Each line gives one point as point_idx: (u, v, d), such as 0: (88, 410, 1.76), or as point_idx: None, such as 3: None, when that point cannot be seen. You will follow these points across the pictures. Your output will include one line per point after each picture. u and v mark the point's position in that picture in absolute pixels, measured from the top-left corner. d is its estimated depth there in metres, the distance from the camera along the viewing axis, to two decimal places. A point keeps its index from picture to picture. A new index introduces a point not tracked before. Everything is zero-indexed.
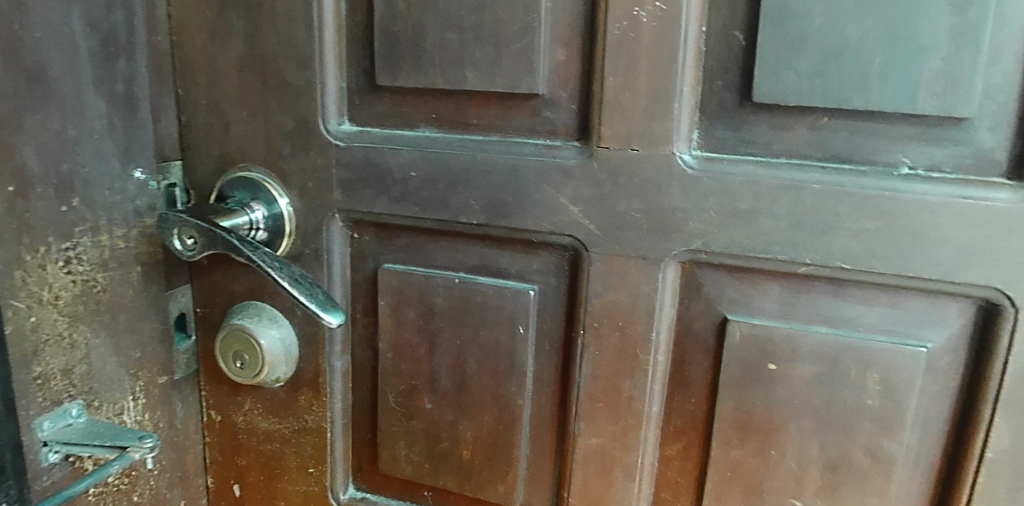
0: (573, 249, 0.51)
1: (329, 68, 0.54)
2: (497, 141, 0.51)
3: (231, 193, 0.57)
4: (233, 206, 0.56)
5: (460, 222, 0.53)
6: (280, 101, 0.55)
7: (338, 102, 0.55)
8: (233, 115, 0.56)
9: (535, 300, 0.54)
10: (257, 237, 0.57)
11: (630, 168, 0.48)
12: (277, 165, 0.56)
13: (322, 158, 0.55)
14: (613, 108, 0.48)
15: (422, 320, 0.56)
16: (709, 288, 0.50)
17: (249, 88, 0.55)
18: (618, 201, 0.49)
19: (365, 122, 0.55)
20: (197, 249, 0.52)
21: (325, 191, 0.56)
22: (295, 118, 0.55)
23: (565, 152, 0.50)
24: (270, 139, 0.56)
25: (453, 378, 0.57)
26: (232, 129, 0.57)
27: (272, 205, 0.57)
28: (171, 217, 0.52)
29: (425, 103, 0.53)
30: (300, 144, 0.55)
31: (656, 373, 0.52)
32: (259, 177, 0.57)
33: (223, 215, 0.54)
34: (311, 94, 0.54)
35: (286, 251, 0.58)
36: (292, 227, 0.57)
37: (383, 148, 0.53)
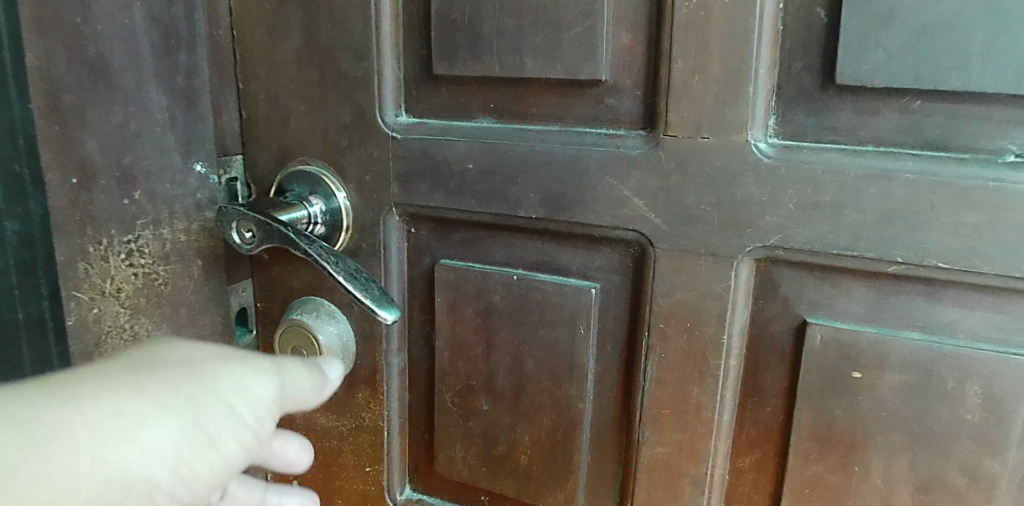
0: (638, 245, 0.48)
1: (385, 58, 0.53)
2: (557, 131, 0.49)
3: (289, 186, 0.57)
4: (292, 200, 0.55)
5: (518, 216, 0.51)
6: (337, 93, 0.54)
7: (395, 94, 0.54)
8: (292, 108, 0.56)
9: (596, 298, 0.51)
10: (314, 232, 0.56)
11: (699, 157, 0.45)
12: (334, 159, 0.55)
13: (379, 151, 0.54)
14: (680, 94, 0.45)
15: (479, 318, 0.54)
16: (786, 288, 0.46)
17: (307, 81, 0.55)
18: (687, 193, 0.46)
19: (423, 114, 0.54)
20: (255, 242, 0.52)
21: (382, 185, 0.54)
22: (352, 110, 0.54)
23: (629, 141, 0.47)
24: (328, 132, 0.55)
25: (511, 379, 0.55)
26: (290, 123, 0.56)
27: (329, 200, 0.56)
28: (231, 211, 0.52)
29: (483, 93, 0.51)
30: (357, 137, 0.54)
31: (728, 379, 0.48)
32: (318, 171, 0.56)
33: (280, 208, 0.54)
34: (368, 85, 0.53)
35: (343, 247, 0.57)
36: (349, 223, 0.56)
37: (440, 140, 0.52)
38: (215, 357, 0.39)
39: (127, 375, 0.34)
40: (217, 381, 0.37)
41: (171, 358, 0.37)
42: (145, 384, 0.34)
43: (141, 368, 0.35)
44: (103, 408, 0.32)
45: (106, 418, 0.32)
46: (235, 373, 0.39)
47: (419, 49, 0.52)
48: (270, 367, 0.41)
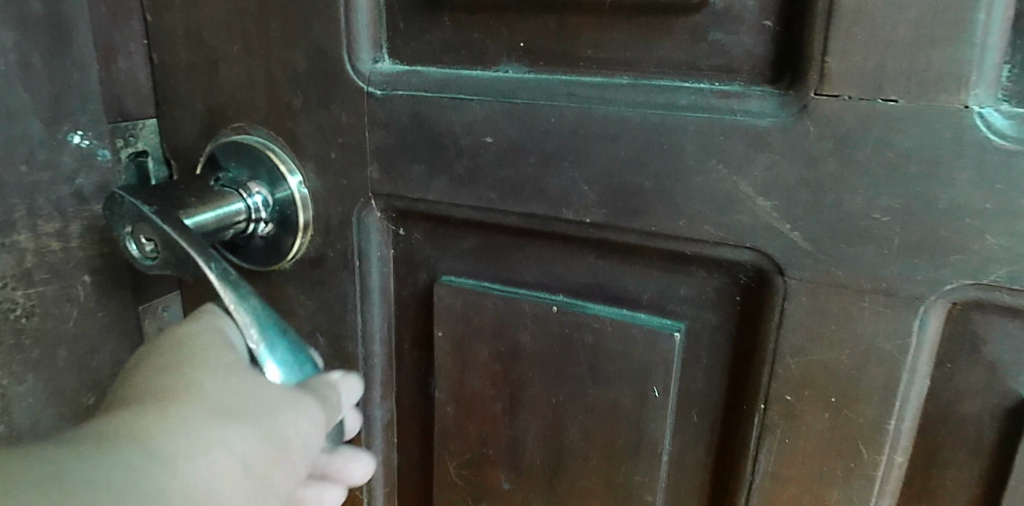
0: (756, 270, 0.30)
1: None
2: (629, 87, 0.31)
3: (221, 163, 0.38)
4: (224, 186, 0.37)
5: (562, 219, 0.33)
6: (283, 25, 0.36)
7: (373, 27, 0.35)
8: (219, 50, 0.38)
9: (681, 347, 0.33)
10: (257, 231, 0.38)
11: (875, 133, 0.27)
12: (283, 125, 0.37)
13: (348, 116, 0.36)
14: (847, 24, 0.26)
15: (499, 364, 0.37)
16: (999, 348, 0.28)
17: (238, 7, 0.36)
18: (849, 193, 0.27)
19: (415, 59, 0.35)
20: (159, 259, 0.33)
21: (354, 166, 0.36)
22: (307, 51, 0.36)
23: (752, 103, 0.29)
24: (272, 86, 0.37)
25: (545, 452, 0.37)
26: (218, 72, 0.38)
27: (279, 184, 0.38)
28: (125, 205, 0.33)
29: (509, 25, 0.33)
30: (315, 93, 0.36)
31: (886, 483, 0.31)
32: (261, 143, 0.38)
33: (200, 199, 0.35)
34: (328, 13, 0.35)
35: (300, 255, 0.39)
36: (307, 220, 0.38)
37: (440, 99, 0.34)
38: (242, 367, 0.30)
39: (186, 409, 0.27)
40: (273, 414, 0.29)
41: (212, 366, 0.30)
42: (203, 414, 0.27)
43: (186, 389, 0.28)
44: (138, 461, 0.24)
45: (178, 455, 0.25)
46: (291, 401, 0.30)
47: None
48: (296, 390, 0.31)
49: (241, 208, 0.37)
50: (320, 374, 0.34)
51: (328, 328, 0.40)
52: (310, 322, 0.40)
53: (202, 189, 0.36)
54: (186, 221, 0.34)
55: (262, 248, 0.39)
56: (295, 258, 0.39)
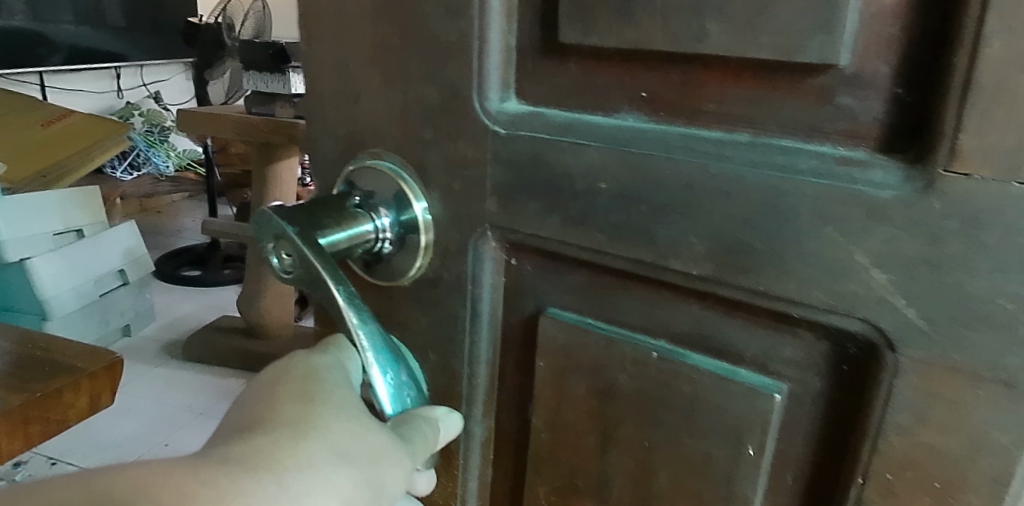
0: (865, 341, 0.29)
1: (491, 13, 0.36)
2: (747, 144, 0.31)
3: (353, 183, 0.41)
4: (357, 205, 0.40)
5: (669, 269, 0.33)
6: (423, 62, 0.38)
7: (504, 67, 0.37)
8: (362, 81, 0.41)
9: (781, 408, 0.33)
10: (382, 250, 0.41)
11: (1008, 218, 0.25)
12: (414, 152, 0.40)
13: (473, 151, 0.38)
14: (985, 101, 0.25)
15: (596, 399, 0.38)
16: None
17: (384, 44, 0.40)
18: (973, 276, 0.26)
19: (542, 99, 0.37)
20: (296, 275, 0.37)
21: (475, 197, 0.39)
22: (441, 88, 0.38)
23: (875, 173, 0.28)
24: (408, 117, 0.40)
25: (633, 492, 0.38)
26: (360, 101, 0.42)
27: (405, 207, 0.40)
28: (272, 226, 0.36)
29: (632, 75, 0.34)
30: (445, 127, 0.38)
31: None
32: (392, 169, 0.41)
33: (336, 217, 0.38)
34: (465, 53, 0.37)
35: (419, 272, 0.42)
36: (427, 241, 0.41)
37: (561, 141, 0.35)
38: (356, 407, 0.36)
39: (307, 440, 0.33)
40: (377, 459, 0.34)
41: (330, 402, 0.35)
42: (317, 448, 0.33)
43: (310, 420, 0.34)
44: (276, 486, 0.30)
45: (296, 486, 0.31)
46: (391, 446, 0.35)
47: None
48: (398, 433, 0.36)
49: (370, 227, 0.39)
50: (425, 409, 0.38)
51: (438, 342, 0.43)
52: (422, 338, 0.43)
53: (339, 208, 0.39)
54: (320, 242, 0.37)
55: (385, 262, 0.42)
56: (414, 277, 0.42)
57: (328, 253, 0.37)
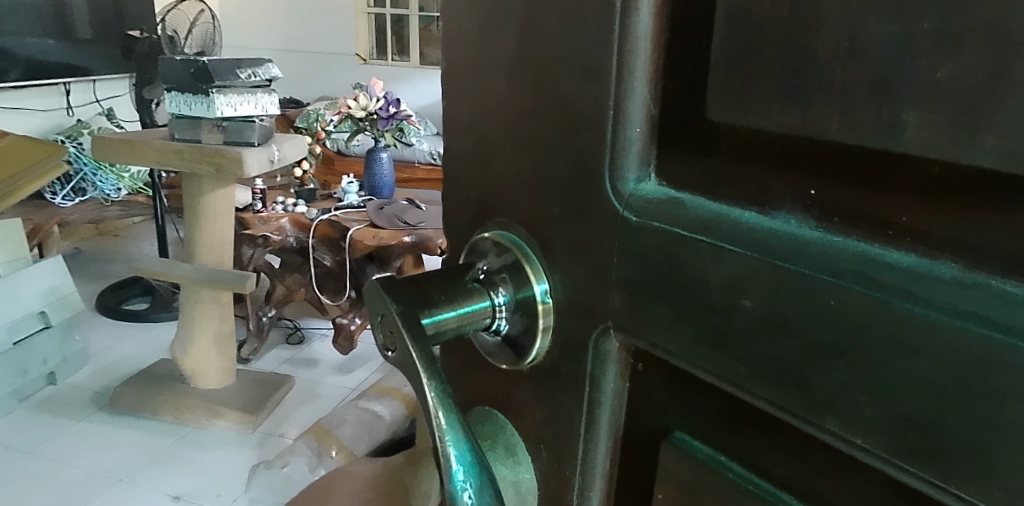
0: None
1: (633, 31, 0.24)
2: (953, 283, 0.17)
3: (478, 255, 0.33)
4: (473, 279, 0.31)
5: (828, 434, 0.20)
6: (549, 96, 0.28)
7: (647, 110, 0.25)
8: (486, 118, 0.32)
9: None
10: (499, 330, 0.31)
11: None
12: (534, 209, 0.30)
13: (598, 226, 0.27)
14: None
15: None
16: None
17: (508, 71, 0.30)
18: None
19: (680, 180, 0.24)
20: (396, 356, 0.28)
21: (594, 286, 0.27)
22: (571, 135, 0.28)
23: None
24: (530, 167, 0.30)
25: None
26: (484, 143, 0.33)
27: (522, 285, 0.30)
28: (375, 295, 0.29)
29: (796, 155, 0.21)
30: (570, 187, 0.28)
31: None
32: (512, 241, 0.31)
33: (450, 294, 0.30)
34: (599, 86, 0.26)
35: (535, 361, 0.32)
36: (546, 325, 0.30)
37: (696, 240, 0.23)
38: None
39: None
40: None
41: None
42: None
43: None
44: None
45: None
46: None
47: (699, 9, 0.23)
48: None
49: (487, 306, 0.30)
50: None
51: (552, 439, 0.32)
52: (535, 428, 0.33)
53: (454, 281, 0.31)
54: (425, 321, 0.29)
55: (500, 346, 0.33)
56: (533, 362, 0.32)
57: (432, 337, 0.29)
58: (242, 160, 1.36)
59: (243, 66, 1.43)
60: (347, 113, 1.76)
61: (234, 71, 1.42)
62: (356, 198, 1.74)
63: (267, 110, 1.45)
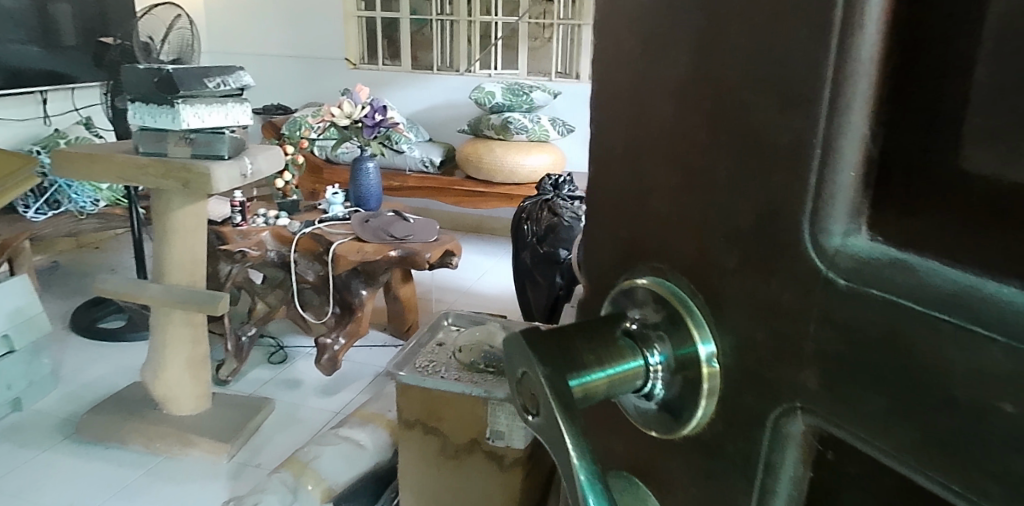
0: None
1: (866, 31, 0.15)
2: None
3: (615, 302, 0.22)
4: (624, 330, 0.20)
5: None
6: (706, 108, 0.18)
7: (879, 138, 0.15)
8: (606, 127, 0.23)
9: None
10: (655, 395, 0.20)
11: None
12: (661, 262, 0.21)
13: (785, 299, 0.17)
14: None
15: None
16: None
17: (641, 69, 0.21)
18: None
19: (928, 227, 0.14)
20: (539, 423, 0.19)
21: (768, 377, 0.17)
22: (740, 164, 0.18)
23: None
24: (670, 207, 0.20)
25: None
26: (599, 163, 0.23)
27: (679, 339, 0.19)
28: (509, 346, 0.20)
29: None
30: (732, 242, 0.18)
31: None
32: (661, 285, 0.20)
33: (594, 345, 0.20)
34: (796, 100, 0.16)
35: (692, 432, 0.20)
36: (708, 392, 0.19)
37: (937, 318, 0.13)
38: None
39: None
40: None
41: None
42: None
43: None
44: None
45: None
46: None
47: None
48: None
49: (637, 368, 0.20)
50: None
51: None
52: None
53: (597, 327, 0.21)
54: (571, 385, 0.19)
55: (652, 417, 0.21)
56: (695, 434, 0.20)
57: (582, 409, 0.19)
58: (210, 176, 1.16)
59: (212, 73, 1.22)
60: (331, 121, 1.68)
61: (202, 79, 1.21)
62: (342, 210, 1.66)
63: (240, 121, 1.25)
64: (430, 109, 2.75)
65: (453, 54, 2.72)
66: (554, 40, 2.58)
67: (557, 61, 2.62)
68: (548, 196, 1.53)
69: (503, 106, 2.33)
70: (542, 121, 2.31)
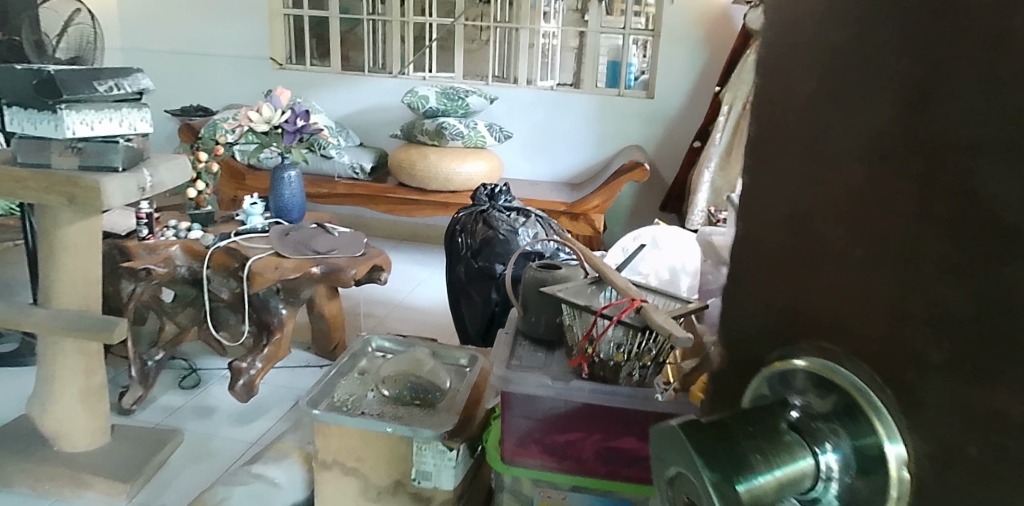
0: None
1: None
2: None
3: (765, 382, 0.22)
4: (794, 429, 0.20)
5: None
6: (916, 178, 0.17)
7: None
8: (777, 182, 0.21)
9: None
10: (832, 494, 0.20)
11: None
12: (831, 341, 0.20)
13: (1012, 414, 0.16)
14: None
15: None
16: None
17: (822, 130, 0.20)
18: None
19: None
20: None
21: (981, 491, 0.17)
22: (949, 247, 0.17)
23: None
24: (852, 281, 0.19)
25: None
26: (765, 220, 0.22)
27: (859, 432, 0.19)
28: (664, 441, 0.20)
29: None
30: (933, 338, 0.17)
31: None
32: (833, 374, 0.20)
33: (760, 443, 0.20)
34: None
35: None
36: (897, 497, 0.18)
37: None
38: None
39: None
40: None
41: None
42: None
43: None
44: None
45: None
46: None
47: None
48: None
49: (807, 465, 0.20)
50: None
51: None
52: None
53: (759, 419, 0.20)
54: (737, 489, 0.19)
55: None
56: None
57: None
58: (101, 191, 1.05)
59: (103, 75, 1.08)
60: (248, 126, 1.57)
61: (91, 82, 1.07)
62: (261, 221, 1.55)
63: (137, 128, 1.13)
64: (361, 113, 2.64)
65: (386, 55, 2.63)
66: (491, 42, 2.53)
67: (494, 64, 2.57)
68: (482, 207, 1.46)
69: (437, 110, 2.24)
70: (478, 125, 2.23)
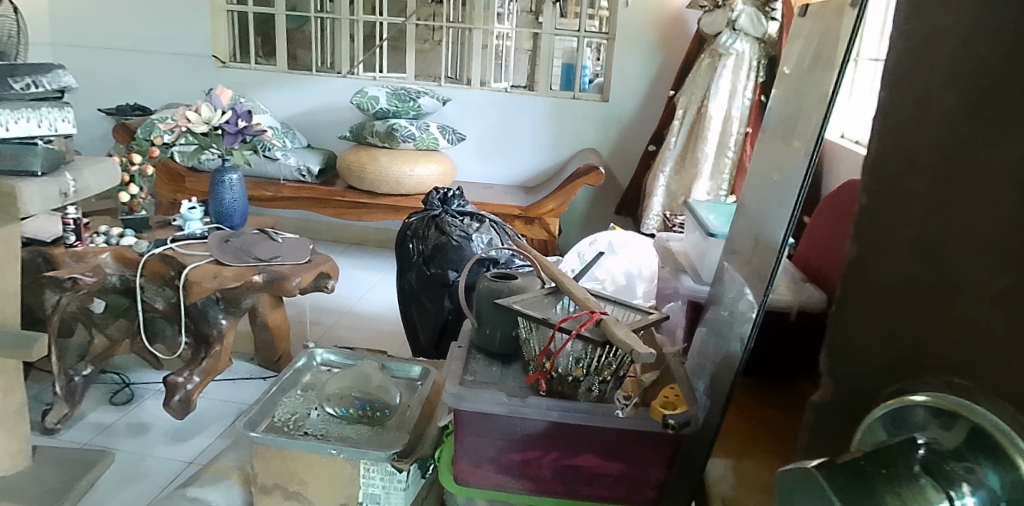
0: None
1: None
2: None
3: (893, 420, 0.25)
4: (933, 467, 0.23)
5: None
6: None
7: None
8: (918, 220, 0.26)
9: None
10: None
11: None
12: (964, 377, 0.24)
13: None
14: None
15: None
16: None
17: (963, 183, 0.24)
18: None
19: None
20: None
21: None
22: None
23: None
24: (992, 318, 0.23)
25: None
26: (901, 255, 0.27)
27: (1004, 468, 0.22)
28: (802, 483, 0.24)
29: None
30: None
31: None
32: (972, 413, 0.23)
33: (899, 488, 0.22)
34: None
35: None
36: None
37: None
38: None
39: None
40: None
41: None
42: None
43: None
44: None
45: None
46: None
47: None
48: None
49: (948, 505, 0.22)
50: None
51: None
52: None
53: (896, 464, 0.23)
54: None
55: None
56: None
57: None
58: (15, 198, 0.98)
59: (19, 71, 1.00)
60: (185, 127, 1.49)
61: (6, 78, 0.99)
62: (200, 227, 1.47)
63: (56, 129, 1.05)
64: (308, 113, 2.56)
65: (335, 54, 2.57)
66: (444, 42, 2.49)
67: (446, 65, 2.53)
68: (435, 211, 1.42)
69: (388, 112, 2.18)
70: (430, 128, 2.18)
